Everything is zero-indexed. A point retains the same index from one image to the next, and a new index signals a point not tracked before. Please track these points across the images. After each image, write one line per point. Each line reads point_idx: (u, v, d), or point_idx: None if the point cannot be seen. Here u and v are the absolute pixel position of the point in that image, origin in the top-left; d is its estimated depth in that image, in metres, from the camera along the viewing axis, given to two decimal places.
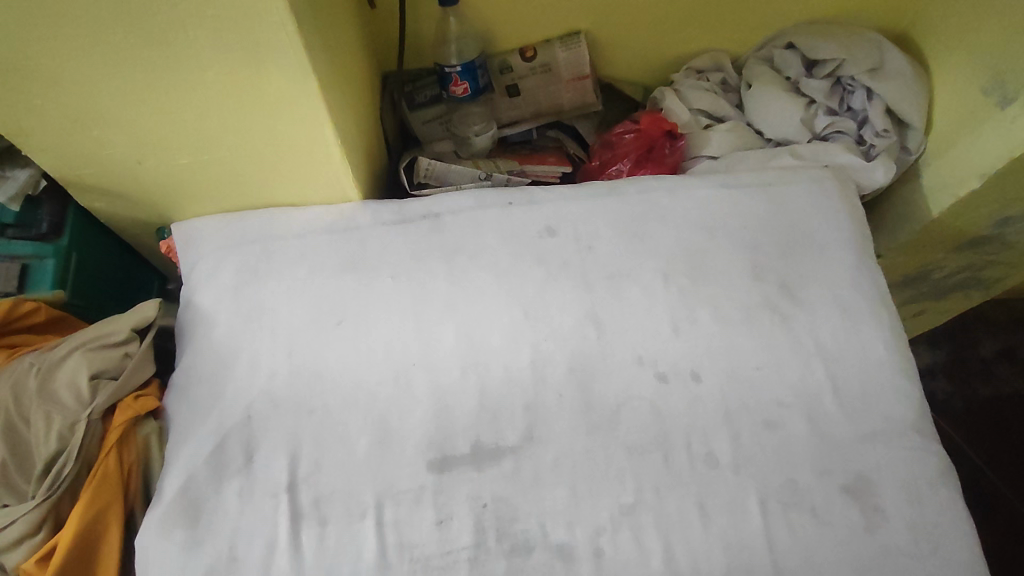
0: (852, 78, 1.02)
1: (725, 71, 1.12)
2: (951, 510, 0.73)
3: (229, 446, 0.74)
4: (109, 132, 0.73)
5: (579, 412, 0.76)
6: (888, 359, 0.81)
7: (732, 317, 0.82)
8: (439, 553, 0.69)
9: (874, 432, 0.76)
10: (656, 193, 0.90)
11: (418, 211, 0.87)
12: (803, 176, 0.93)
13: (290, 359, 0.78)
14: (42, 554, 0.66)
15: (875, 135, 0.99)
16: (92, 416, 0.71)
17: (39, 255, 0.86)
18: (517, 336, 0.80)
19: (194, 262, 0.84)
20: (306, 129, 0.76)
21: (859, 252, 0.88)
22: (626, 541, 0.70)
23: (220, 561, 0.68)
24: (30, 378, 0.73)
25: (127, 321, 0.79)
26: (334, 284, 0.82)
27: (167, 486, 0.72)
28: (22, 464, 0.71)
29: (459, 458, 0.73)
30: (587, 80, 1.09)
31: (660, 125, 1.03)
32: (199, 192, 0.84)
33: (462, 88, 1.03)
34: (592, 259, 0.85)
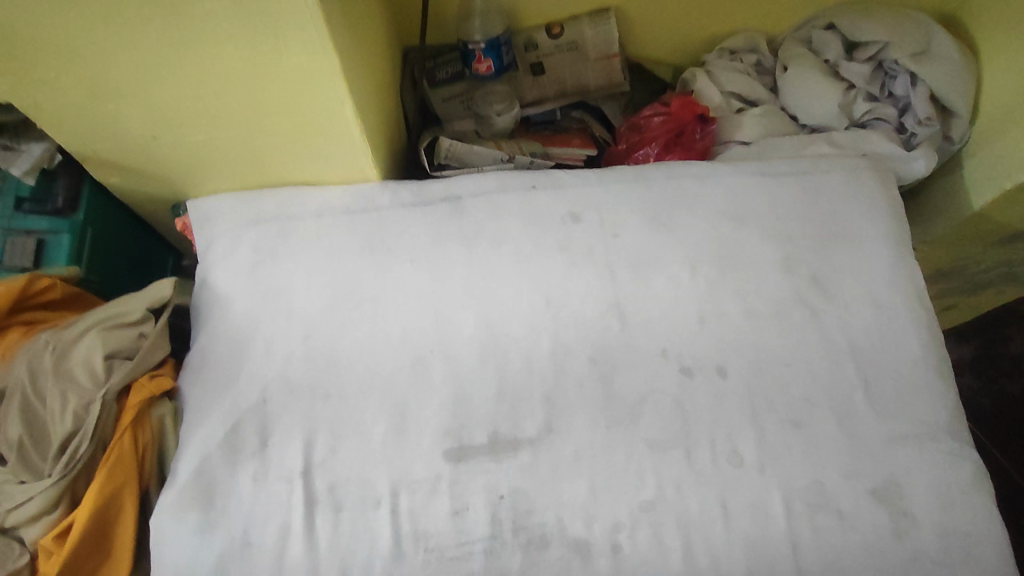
0: (895, 63, 0.96)
1: (759, 51, 1.07)
2: (982, 517, 0.71)
3: (244, 428, 0.73)
4: (125, 107, 0.71)
5: (600, 404, 0.74)
6: (923, 359, 0.78)
7: (761, 311, 0.79)
8: (454, 544, 0.68)
9: (906, 434, 0.74)
10: (685, 179, 0.86)
11: (439, 193, 0.85)
12: (840, 165, 0.89)
13: (306, 342, 0.77)
14: (60, 530, 0.67)
15: (917, 124, 0.94)
16: (107, 396, 0.70)
17: (55, 230, 0.84)
18: (538, 325, 0.78)
19: (210, 240, 0.83)
20: (325, 106, 0.73)
21: (897, 246, 0.84)
22: (645, 538, 0.69)
23: (234, 543, 0.68)
24: (46, 356, 0.72)
25: (142, 300, 0.78)
26: (351, 266, 0.80)
27: (181, 467, 0.71)
28: (38, 441, 0.71)
29: (476, 448, 0.72)
30: (615, 59, 1.04)
31: (692, 109, 0.99)
32: (216, 170, 0.82)
33: (485, 66, 1.00)
34: (617, 247, 0.82)
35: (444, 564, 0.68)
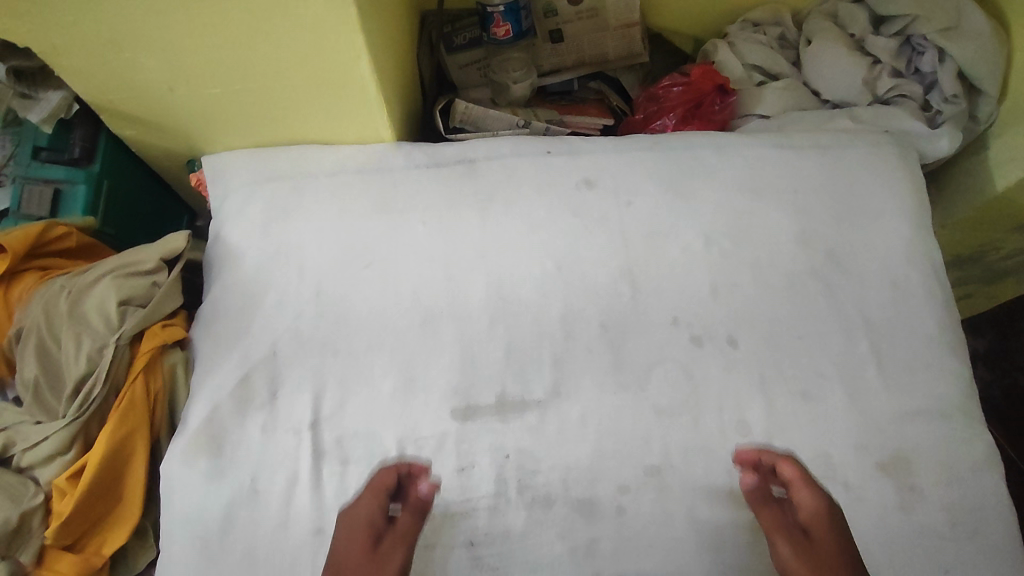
0: (923, 38, 0.93)
1: (784, 25, 1.05)
2: (990, 495, 0.70)
3: (254, 379, 0.73)
4: (142, 56, 0.71)
5: (608, 369, 0.74)
6: (937, 338, 0.77)
7: (775, 283, 0.78)
8: (458, 500, 0.69)
9: (916, 410, 0.73)
10: (702, 149, 0.85)
11: (453, 155, 0.84)
12: (861, 140, 0.87)
13: (317, 298, 0.77)
14: (73, 472, 0.69)
15: (942, 101, 0.92)
16: (121, 341, 0.72)
17: (71, 180, 0.86)
18: (549, 290, 0.77)
19: (224, 195, 0.83)
20: (343, 60, 0.72)
21: (916, 222, 0.82)
22: (649, 502, 0.69)
23: (242, 491, 0.69)
24: (61, 300, 0.73)
25: (156, 250, 0.79)
26: (363, 226, 0.80)
27: (191, 415, 0.72)
28: (54, 383, 0.72)
29: (483, 407, 0.72)
30: (636, 28, 1.02)
31: (711, 79, 0.98)
32: (231, 125, 0.82)
33: (504, 30, 0.97)
34: (631, 216, 0.81)
35: (448, 519, 0.68)
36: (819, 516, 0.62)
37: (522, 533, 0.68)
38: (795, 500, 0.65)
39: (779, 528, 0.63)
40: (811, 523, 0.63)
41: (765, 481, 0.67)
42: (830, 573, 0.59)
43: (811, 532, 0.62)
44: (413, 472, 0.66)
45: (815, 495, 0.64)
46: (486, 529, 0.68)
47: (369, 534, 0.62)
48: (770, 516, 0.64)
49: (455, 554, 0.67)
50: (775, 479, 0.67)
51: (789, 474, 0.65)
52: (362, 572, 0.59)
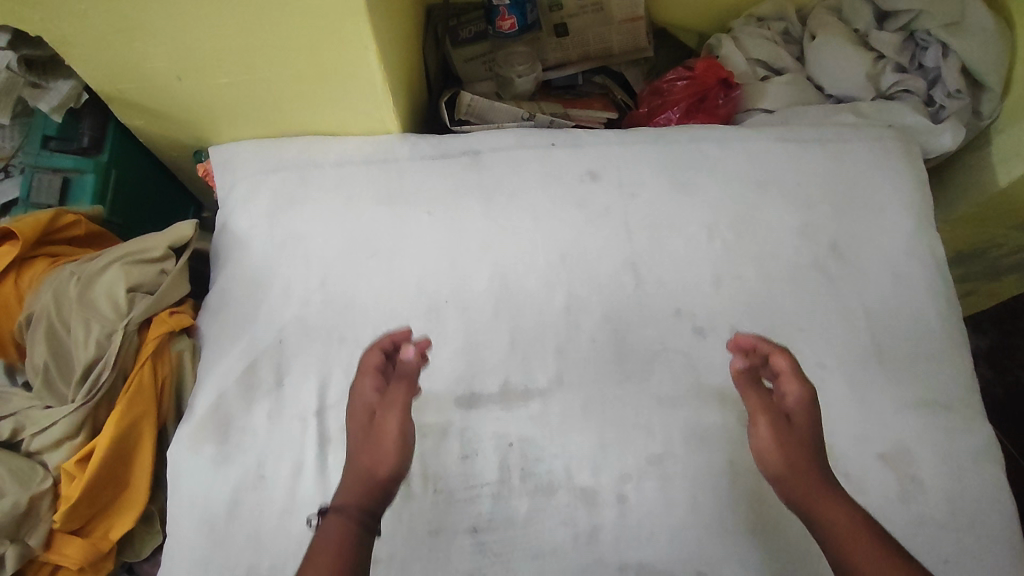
0: (927, 34, 0.94)
1: (788, 20, 1.05)
2: (991, 487, 0.71)
3: (260, 366, 0.74)
4: (152, 46, 0.71)
5: (611, 359, 0.75)
6: (939, 331, 0.77)
7: (778, 275, 0.79)
8: (462, 487, 0.69)
9: (917, 402, 0.73)
10: (706, 142, 0.86)
11: (458, 147, 0.85)
12: (865, 135, 0.87)
13: (324, 287, 0.78)
14: (82, 457, 0.70)
15: (946, 96, 0.92)
16: (129, 327, 0.73)
17: (80, 168, 0.87)
18: (553, 281, 0.78)
19: (231, 185, 0.84)
20: (350, 51, 0.73)
21: (918, 216, 0.83)
22: (651, 490, 0.69)
23: (248, 477, 0.70)
24: (70, 286, 0.74)
25: (164, 238, 0.79)
26: (369, 215, 0.81)
27: (198, 402, 0.73)
28: (63, 368, 0.74)
29: (487, 396, 0.73)
30: (641, 22, 1.02)
31: (716, 73, 0.98)
32: (239, 115, 0.83)
33: (509, 23, 0.98)
34: (635, 207, 0.82)
35: (451, 506, 0.69)
36: (805, 405, 0.68)
37: (525, 520, 0.68)
38: (779, 388, 0.70)
39: (771, 411, 0.68)
40: (794, 411, 0.68)
41: (756, 369, 0.71)
42: (799, 448, 0.65)
43: (793, 416, 0.68)
44: (399, 342, 0.73)
45: (803, 386, 0.69)
46: (489, 515, 0.69)
47: (399, 407, 0.68)
48: (760, 398, 0.69)
49: (458, 541, 0.68)
50: (766, 370, 0.72)
51: (781, 366, 0.70)
52: (363, 441, 0.67)
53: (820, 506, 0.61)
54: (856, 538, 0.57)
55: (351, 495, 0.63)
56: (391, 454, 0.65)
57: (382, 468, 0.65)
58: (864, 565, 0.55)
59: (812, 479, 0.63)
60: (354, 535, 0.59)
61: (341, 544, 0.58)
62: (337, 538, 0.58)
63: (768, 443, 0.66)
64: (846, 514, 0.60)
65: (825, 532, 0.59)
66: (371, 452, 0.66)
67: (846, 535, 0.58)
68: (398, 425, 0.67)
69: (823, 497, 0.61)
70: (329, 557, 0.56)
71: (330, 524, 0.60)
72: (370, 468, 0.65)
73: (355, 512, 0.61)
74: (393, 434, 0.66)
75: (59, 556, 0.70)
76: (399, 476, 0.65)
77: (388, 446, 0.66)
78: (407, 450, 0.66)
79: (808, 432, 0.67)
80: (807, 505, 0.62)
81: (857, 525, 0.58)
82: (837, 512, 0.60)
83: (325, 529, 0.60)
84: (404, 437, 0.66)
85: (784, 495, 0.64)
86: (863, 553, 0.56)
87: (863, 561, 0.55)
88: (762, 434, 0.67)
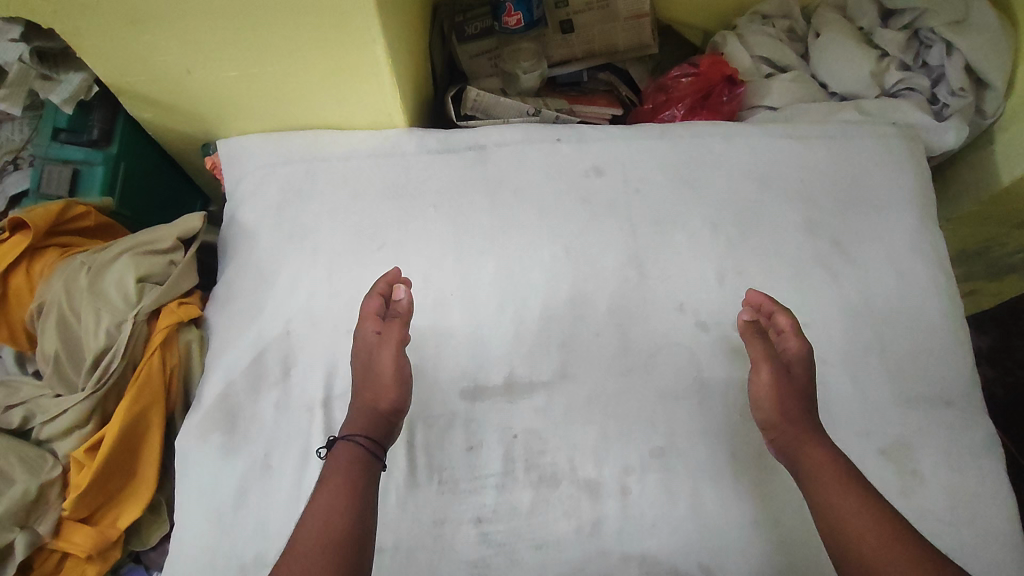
0: (931, 31, 0.94)
1: (793, 17, 1.05)
2: (991, 482, 0.71)
3: (268, 357, 0.75)
4: (162, 39, 0.72)
5: (616, 353, 0.75)
6: (941, 328, 0.78)
7: (781, 271, 0.79)
8: (467, 477, 0.70)
9: (918, 398, 0.74)
10: (711, 138, 0.86)
11: (464, 141, 0.85)
12: (869, 132, 0.88)
13: (330, 279, 0.78)
14: (91, 445, 0.71)
15: (949, 95, 0.92)
16: (138, 317, 0.73)
17: (90, 160, 0.88)
18: (558, 275, 0.79)
19: (239, 178, 0.85)
20: (358, 45, 0.73)
21: (922, 213, 0.83)
22: (654, 482, 0.70)
23: (255, 466, 0.71)
24: (81, 275, 0.75)
25: (173, 229, 0.80)
26: (376, 208, 0.81)
27: (206, 392, 0.74)
28: (73, 357, 0.74)
29: (492, 388, 0.74)
30: (645, 19, 1.03)
31: (721, 69, 0.99)
32: (248, 109, 0.83)
33: (516, 19, 0.99)
34: (640, 202, 0.82)
35: (455, 496, 0.70)
36: (805, 359, 0.66)
37: (529, 511, 0.69)
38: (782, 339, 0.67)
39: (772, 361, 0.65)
40: (792, 365, 0.66)
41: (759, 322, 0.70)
42: (794, 398, 0.64)
43: (793, 368, 0.66)
44: (394, 282, 0.71)
45: (804, 341, 0.67)
46: (494, 506, 0.69)
47: (396, 344, 0.65)
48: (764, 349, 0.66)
49: (462, 530, 0.68)
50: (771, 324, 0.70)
51: (783, 323, 0.68)
52: (365, 383, 0.65)
53: (803, 450, 0.61)
54: (832, 479, 0.58)
55: (358, 425, 0.63)
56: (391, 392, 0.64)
57: (384, 404, 0.64)
58: (837, 504, 0.56)
59: (799, 428, 0.62)
60: (364, 460, 0.60)
61: (350, 469, 0.59)
62: (347, 462, 0.60)
63: (765, 395, 0.64)
64: (825, 458, 0.60)
65: (804, 472, 0.60)
66: (373, 389, 0.65)
67: (824, 477, 0.59)
68: (397, 364, 0.65)
69: (809, 443, 0.61)
70: (341, 478, 0.59)
71: (341, 450, 0.61)
72: (371, 405, 0.64)
73: (362, 439, 0.62)
74: (388, 372, 0.65)
75: (67, 544, 0.71)
76: (399, 415, 0.65)
77: (388, 384, 0.64)
78: (405, 387, 0.65)
79: (801, 383, 0.65)
80: (792, 449, 0.62)
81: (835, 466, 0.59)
82: (817, 454, 0.60)
83: (337, 455, 0.61)
84: (403, 373, 0.65)
85: (778, 444, 0.63)
86: (838, 495, 0.57)
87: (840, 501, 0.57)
88: (762, 385, 0.65)
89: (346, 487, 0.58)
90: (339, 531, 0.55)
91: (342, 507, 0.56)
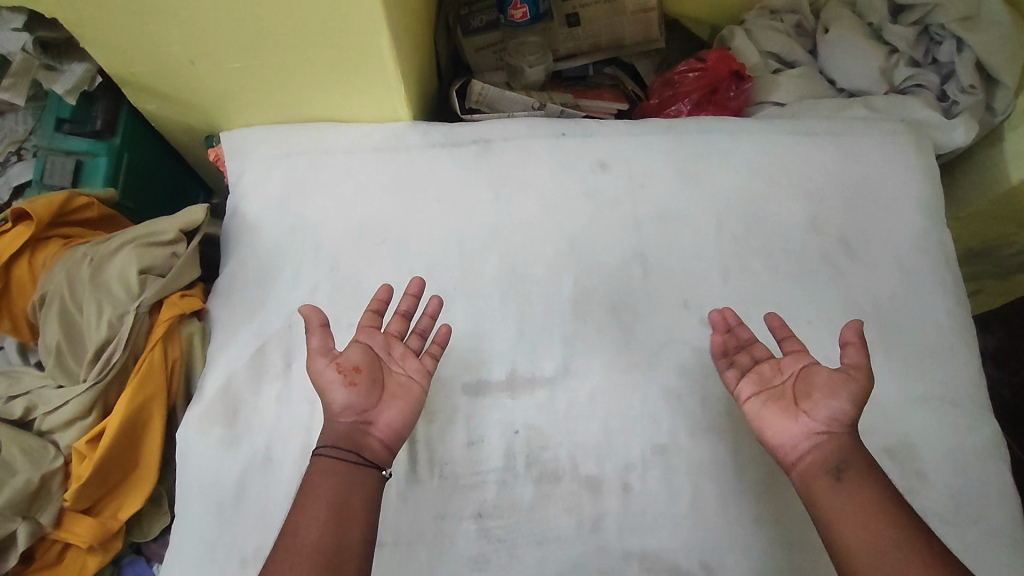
0: (941, 27, 0.92)
1: (801, 12, 1.04)
2: (996, 483, 0.71)
3: (270, 349, 0.75)
4: (166, 29, 0.71)
5: (619, 349, 0.75)
6: (948, 327, 0.77)
7: (787, 268, 0.79)
8: (467, 472, 0.70)
9: (924, 397, 0.73)
10: (717, 134, 0.85)
11: (468, 135, 0.85)
12: (877, 129, 0.87)
13: (333, 273, 0.78)
14: (93, 435, 0.71)
15: (959, 91, 0.91)
16: (140, 308, 0.73)
17: (93, 151, 0.88)
18: (561, 269, 0.78)
19: (242, 171, 0.85)
20: (363, 38, 0.73)
21: (929, 212, 0.83)
22: (656, 479, 0.70)
23: (256, 459, 0.71)
24: (84, 266, 0.75)
25: (176, 221, 0.80)
26: (379, 202, 0.81)
27: (208, 384, 0.74)
28: (75, 348, 0.74)
29: (494, 384, 0.73)
30: (653, 13, 1.01)
31: (728, 64, 0.98)
32: (251, 100, 0.83)
33: (521, 12, 0.99)
34: (644, 198, 0.82)
35: (456, 491, 0.69)
36: None
37: (530, 507, 0.69)
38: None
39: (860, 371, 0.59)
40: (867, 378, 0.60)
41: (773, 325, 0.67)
42: None
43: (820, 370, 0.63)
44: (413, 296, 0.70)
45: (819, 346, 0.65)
46: (494, 502, 0.69)
47: (321, 353, 0.62)
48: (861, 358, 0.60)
49: (462, 525, 0.68)
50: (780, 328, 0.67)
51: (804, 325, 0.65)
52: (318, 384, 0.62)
53: (852, 462, 0.57)
54: (878, 499, 0.55)
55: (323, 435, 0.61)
56: (341, 390, 0.61)
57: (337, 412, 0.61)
58: (879, 524, 0.53)
59: (852, 439, 0.58)
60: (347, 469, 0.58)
61: (332, 479, 0.58)
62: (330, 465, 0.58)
63: (847, 401, 0.57)
64: (871, 475, 0.56)
65: (845, 483, 0.56)
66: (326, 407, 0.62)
67: (870, 496, 0.55)
68: (350, 361, 0.62)
69: (859, 457, 0.57)
70: (325, 488, 0.57)
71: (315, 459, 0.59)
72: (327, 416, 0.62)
73: (328, 448, 0.60)
74: (334, 376, 0.61)
75: (68, 534, 0.71)
76: (370, 419, 0.61)
77: (335, 387, 0.61)
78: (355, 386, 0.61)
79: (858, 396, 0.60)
80: (838, 457, 0.57)
81: (879, 484, 0.56)
82: (865, 469, 0.56)
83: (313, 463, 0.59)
84: (350, 372, 0.61)
85: (827, 448, 0.57)
86: (887, 513, 0.54)
87: (886, 523, 0.53)
88: (851, 390, 0.57)
89: (332, 497, 0.57)
90: (321, 545, 0.54)
91: (326, 517, 0.55)
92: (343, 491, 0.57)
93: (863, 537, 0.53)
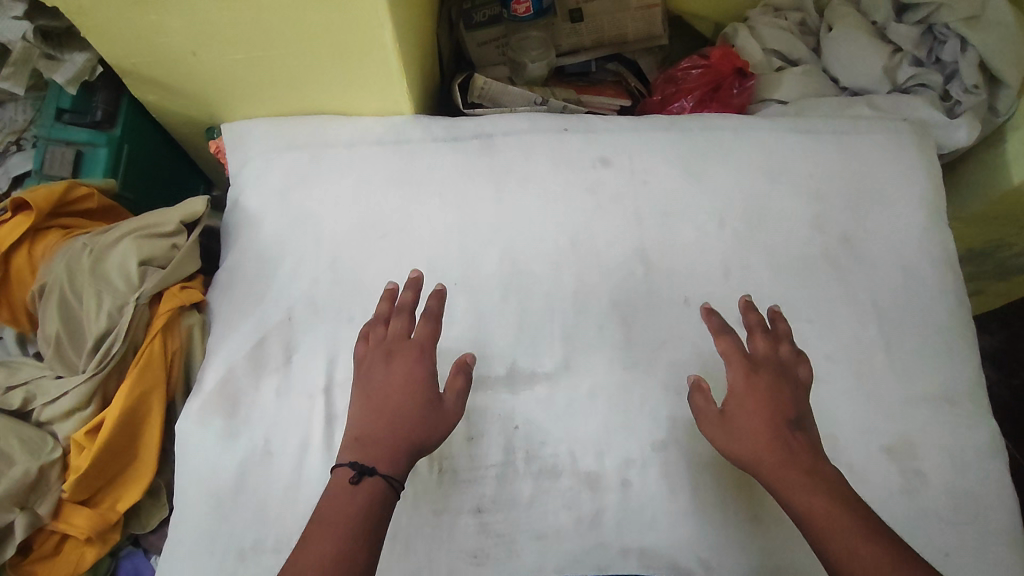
0: (945, 27, 0.91)
1: (805, 10, 1.04)
2: (995, 482, 0.71)
3: (269, 343, 0.75)
4: (168, 19, 0.71)
5: (620, 346, 0.75)
6: (947, 326, 0.77)
7: (788, 266, 0.79)
8: (467, 467, 0.70)
9: (922, 396, 0.74)
10: (720, 131, 0.85)
11: (470, 130, 0.84)
12: (879, 128, 0.86)
13: (333, 266, 0.78)
14: (91, 427, 0.71)
15: (963, 91, 0.90)
16: (139, 300, 0.73)
17: (93, 142, 0.88)
18: (562, 265, 0.78)
19: (243, 164, 0.84)
20: (365, 33, 0.72)
21: (931, 211, 0.82)
22: (654, 476, 0.70)
23: (255, 452, 0.70)
24: (83, 257, 0.75)
25: (176, 213, 0.80)
26: (380, 197, 0.81)
27: (207, 376, 0.74)
28: (75, 339, 0.74)
29: (494, 378, 0.73)
30: (655, 9, 1.01)
31: (731, 62, 0.98)
32: (253, 92, 0.83)
33: (524, 7, 0.97)
34: (646, 195, 0.82)
35: (455, 486, 0.69)
36: (743, 388, 0.60)
37: (528, 502, 0.69)
38: (755, 354, 0.63)
39: (745, 391, 0.60)
40: (758, 392, 0.60)
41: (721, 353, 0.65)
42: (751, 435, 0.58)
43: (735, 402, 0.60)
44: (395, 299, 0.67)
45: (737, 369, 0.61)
46: (493, 497, 0.69)
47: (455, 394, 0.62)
48: (735, 380, 0.61)
49: (461, 520, 0.68)
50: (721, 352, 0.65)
51: (724, 351, 0.63)
52: (420, 412, 0.60)
53: (786, 493, 0.56)
54: (825, 519, 0.53)
55: (380, 452, 0.58)
56: (441, 432, 0.61)
57: (422, 437, 0.60)
58: (834, 547, 0.52)
59: (775, 465, 0.57)
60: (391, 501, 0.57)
61: (364, 520, 0.54)
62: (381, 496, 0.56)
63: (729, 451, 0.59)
64: (815, 498, 0.55)
65: (795, 518, 0.55)
66: (425, 427, 0.60)
67: (809, 521, 0.54)
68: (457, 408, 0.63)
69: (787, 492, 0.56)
70: (356, 519, 0.54)
71: (365, 489, 0.56)
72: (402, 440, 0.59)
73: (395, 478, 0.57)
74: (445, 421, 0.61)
75: (67, 526, 0.71)
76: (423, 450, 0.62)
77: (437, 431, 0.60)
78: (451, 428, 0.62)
79: (768, 413, 0.59)
80: (774, 488, 0.57)
81: (826, 504, 0.54)
82: (804, 491, 0.55)
83: (357, 492, 0.56)
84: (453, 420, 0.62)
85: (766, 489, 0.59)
86: (841, 530, 0.53)
87: (840, 545, 0.52)
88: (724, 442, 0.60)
89: (362, 533, 0.53)
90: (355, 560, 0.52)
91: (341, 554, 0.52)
92: (373, 528, 0.54)
93: (827, 562, 0.53)
